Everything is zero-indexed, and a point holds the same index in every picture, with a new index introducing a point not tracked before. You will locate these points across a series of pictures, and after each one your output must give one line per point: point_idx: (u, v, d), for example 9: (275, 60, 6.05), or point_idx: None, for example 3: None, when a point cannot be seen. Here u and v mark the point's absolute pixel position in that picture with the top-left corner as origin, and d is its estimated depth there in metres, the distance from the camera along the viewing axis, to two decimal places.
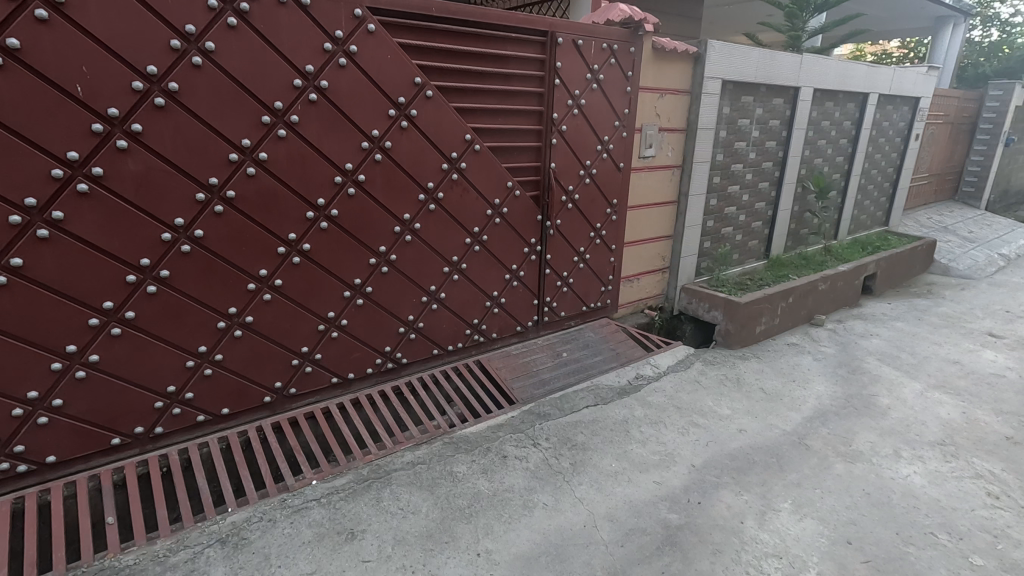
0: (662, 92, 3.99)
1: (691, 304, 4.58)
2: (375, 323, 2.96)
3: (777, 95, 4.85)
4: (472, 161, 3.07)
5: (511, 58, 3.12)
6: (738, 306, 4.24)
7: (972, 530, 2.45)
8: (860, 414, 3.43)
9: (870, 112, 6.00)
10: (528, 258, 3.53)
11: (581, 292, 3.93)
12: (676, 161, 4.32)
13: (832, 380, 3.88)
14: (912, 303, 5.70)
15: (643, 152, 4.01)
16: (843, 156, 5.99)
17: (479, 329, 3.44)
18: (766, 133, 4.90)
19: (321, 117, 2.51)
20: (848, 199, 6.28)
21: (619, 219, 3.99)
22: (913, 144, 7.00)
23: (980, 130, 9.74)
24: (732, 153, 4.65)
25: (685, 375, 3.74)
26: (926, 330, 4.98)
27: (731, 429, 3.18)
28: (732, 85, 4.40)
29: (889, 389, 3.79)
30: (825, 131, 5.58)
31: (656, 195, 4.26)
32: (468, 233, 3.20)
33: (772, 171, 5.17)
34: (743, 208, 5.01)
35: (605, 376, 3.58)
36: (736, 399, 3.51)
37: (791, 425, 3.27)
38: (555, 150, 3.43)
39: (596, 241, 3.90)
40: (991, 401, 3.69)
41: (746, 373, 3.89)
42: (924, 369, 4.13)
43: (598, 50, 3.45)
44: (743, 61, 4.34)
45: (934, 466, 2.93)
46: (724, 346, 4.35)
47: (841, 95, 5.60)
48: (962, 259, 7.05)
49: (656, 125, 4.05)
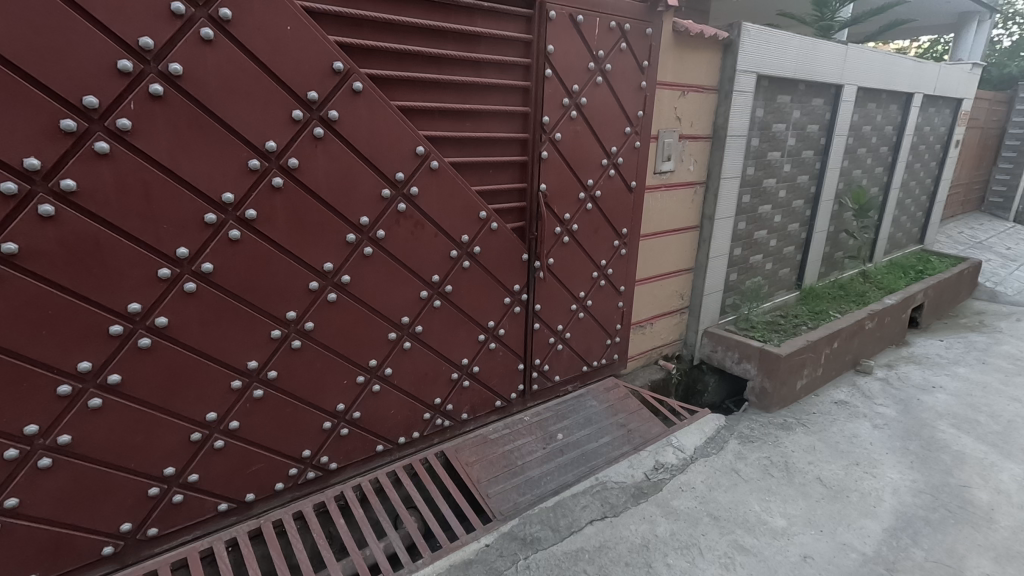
0: (684, 89, 3.10)
1: (716, 352, 3.70)
2: (285, 421, 2.06)
3: (817, 94, 3.98)
4: (427, 184, 2.16)
5: (483, 40, 2.23)
6: (779, 360, 3.34)
7: None
8: (957, 522, 2.52)
9: (913, 115, 5.13)
10: (510, 311, 2.64)
11: (579, 348, 3.06)
12: (700, 176, 3.42)
13: (906, 462, 2.98)
14: (968, 340, 4.81)
15: (660, 166, 3.12)
16: (882, 166, 5.12)
17: (443, 410, 2.54)
18: (803, 141, 4.02)
19: (173, 121, 1.59)
20: (887, 215, 5.41)
21: (629, 253, 3.11)
22: (952, 152, 6.16)
23: (1008, 136, 8.94)
24: (764, 166, 3.77)
25: (717, 462, 2.85)
26: (997, 378, 4.08)
27: (791, 557, 2.27)
28: (767, 82, 3.52)
29: (982, 475, 2.89)
30: (866, 138, 4.72)
31: (675, 220, 3.37)
32: (424, 283, 2.29)
33: (807, 186, 4.29)
34: (774, 231, 4.12)
35: (614, 468, 2.68)
36: (789, 500, 2.61)
37: (871, 545, 2.36)
38: (546, 166, 2.54)
39: (600, 283, 3.02)
40: None
41: (795, 454, 2.99)
42: (1016, 440, 3.23)
43: (605, 30, 2.57)
44: (782, 51, 3.46)
45: None
46: (759, 409, 3.45)
47: (883, 95, 4.73)
48: (1009, 282, 6.18)
49: (676, 131, 3.16)
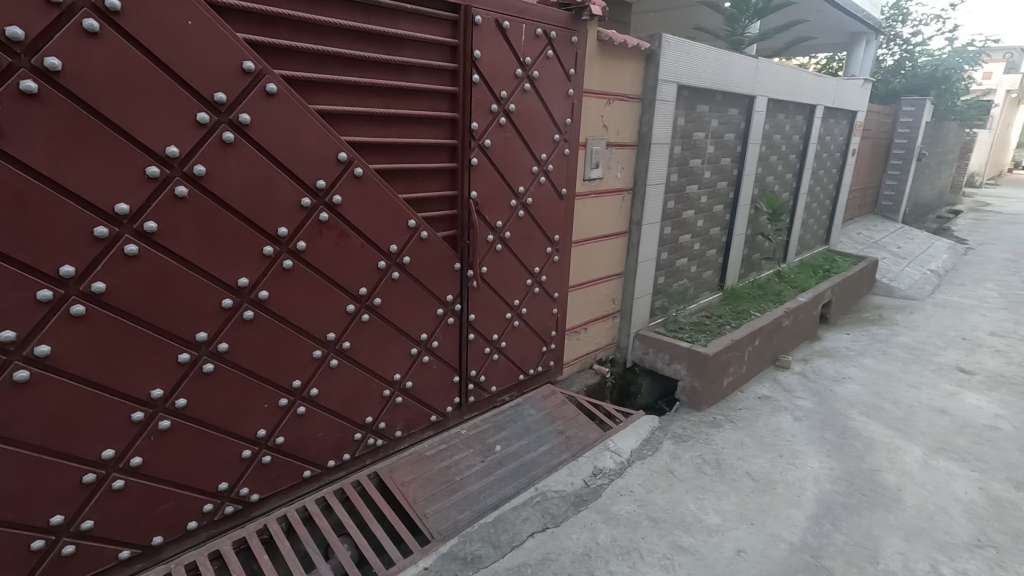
0: (610, 97, 3.16)
1: (648, 354, 3.77)
2: (198, 452, 1.87)
3: (733, 104, 4.18)
4: (352, 193, 2.05)
5: (408, 44, 2.16)
6: (707, 360, 3.46)
7: None
8: (871, 505, 2.69)
9: (816, 125, 5.52)
10: (443, 322, 2.56)
11: (514, 357, 3.03)
12: (628, 182, 3.49)
13: (825, 451, 3.15)
14: (871, 333, 5.20)
15: (589, 173, 3.16)
16: (792, 172, 5.47)
17: (375, 429, 2.41)
18: (721, 149, 4.21)
19: (52, 122, 1.40)
20: (797, 218, 5.78)
21: (562, 259, 3.12)
22: (850, 159, 6.69)
23: (896, 145, 9.84)
24: (687, 173, 3.91)
25: (653, 464, 2.91)
26: (897, 367, 4.43)
27: (726, 552, 2.32)
28: (687, 92, 3.65)
29: (890, 458, 3.11)
30: (776, 146, 5.02)
31: (605, 226, 3.42)
32: (352, 297, 2.17)
33: (726, 192, 4.50)
34: (698, 235, 4.29)
35: (554, 477, 2.66)
36: (722, 496, 2.69)
37: (798, 534, 2.46)
38: (476, 173, 2.50)
39: (534, 290, 3.00)
40: (1005, 466, 3.06)
41: (725, 450, 3.10)
42: (916, 424, 3.50)
43: (531, 37, 2.57)
44: (699, 62, 3.60)
45: None
46: (690, 408, 3.55)
47: (790, 106, 5.06)
48: (902, 278, 6.77)
49: (604, 138, 3.21)
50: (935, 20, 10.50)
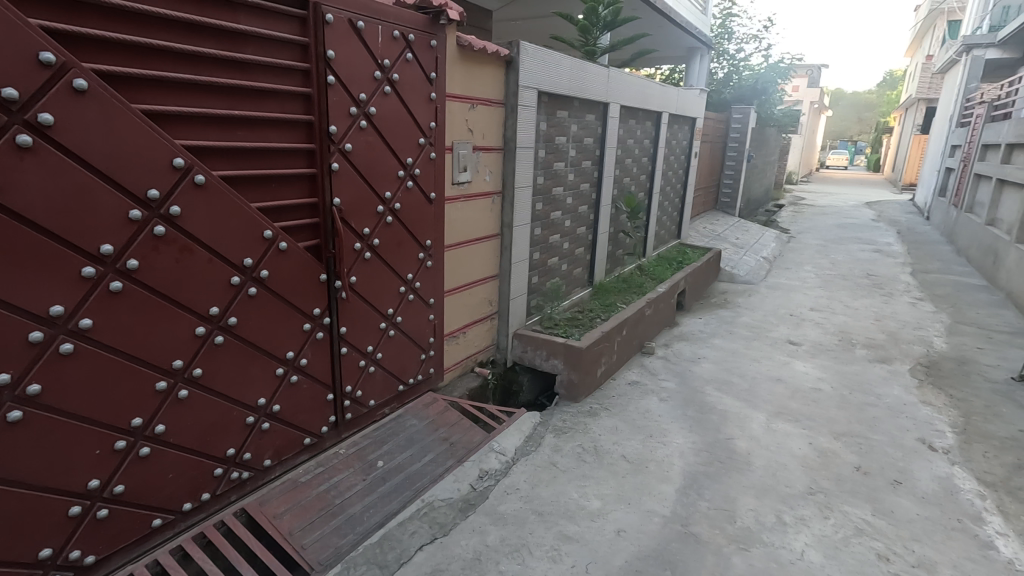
0: (473, 102, 3.19)
1: (527, 352, 3.87)
2: (7, 517, 1.57)
3: (589, 110, 4.44)
4: (193, 202, 1.85)
5: (250, 40, 2.00)
6: (581, 353, 3.62)
7: None
8: (727, 470, 2.99)
9: (663, 131, 6.05)
10: (311, 337, 2.41)
11: (392, 368, 2.94)
12: (496, 186, 3.55)
13: (687, 427, 3.46)
14: (719, 316, 5.81)
15: (457, 177, 3.16)
16: (645, 174, 5.94)
17: (239, 461, 2.20)
18: (582, 152, 4.45)
19: None
20: (653, 215, 6.29)
21: (436, 264, 3.09)
22: (694, 161, 7.42)
23: (729, 148, 11.12)
24: (552, 175, 4.07)
25: (537, 459, 2.98)
26: (742, 344, 4.99)
27: (607, 534, 2.45)
28: (546, 98, 3.81)
29: (740, 426, 3.49)
30: (630, 150, 5.42)
31: (477, 229, 3.45)
32: (201, 318, 1.95)
33: (589, 193, 4.76)
34: (566, 235, 4.49)
35: (440, 485, 2.62)
36: (601, 481, 2.83)
37: (669, 506, 2.67)
38: (338, 178, 2.38)
39: (408, 298, 2.94)
40: (827, 422, 3.57)
41: (602, 436, 3.27)
42: (758, 393, 3.97)
43: (388, 39, 2.51)
44: (556, 70, 3.77)
45: (820, 530, 2.54)
46: (569, 400, 3.70)
47: (640, 113, 5.49)
48: (741, 266, 7.66)
49: (470, 142, 3.24)
50: (753, 39, 12.05)
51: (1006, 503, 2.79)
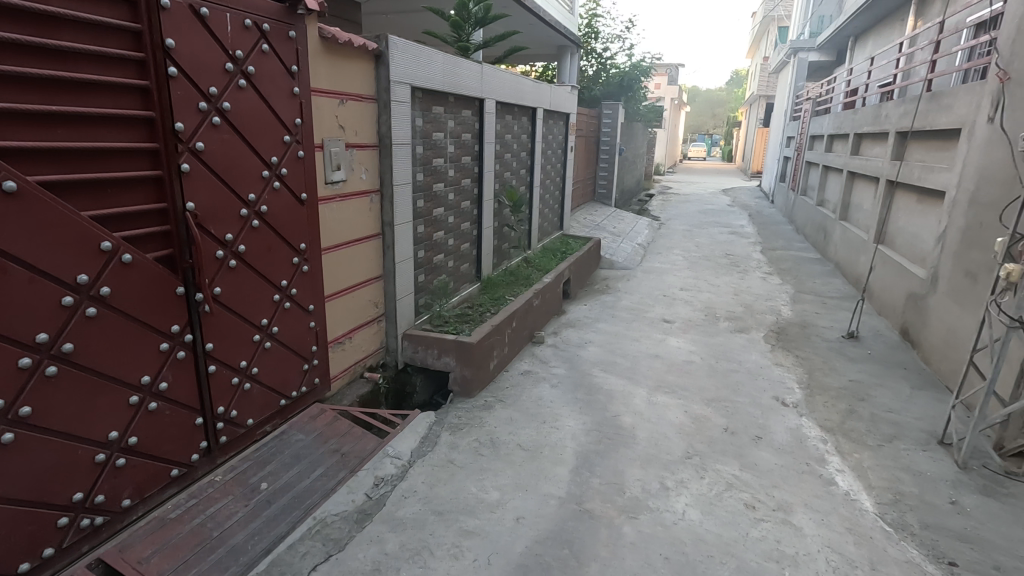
0: (342, 97, 3.06)
1: (418, 352, 3.80)
2: None
3: (465, 106, 4.45)
4: (4, 213, 1.59)
5: (68, 25, 1.75)
6: (473, 348, 3.63)
7: (760, 563, 2.29)
8: (615, 446, 3.17)
9: (539, 126, 6.23)
10: (171, 357, 2.18)
11: (270, 382, 2.75)
12: (374, 184, 3.44)
13: (577, 409, 3.61)
14: (602, 301, 6.14)
15: (330, 176, 3.01)
16: (525, 168, 6.09)
17: (90, 505, 1.94)
18: (460, 148, 4.45)
19: None
20: (535, 208, 6.47)
21: (312, 269, 2.93)
22: (570, 155, 7.74)
23: (603, 142, 11.74)
24: (432, 172, 4.03)
25: (434, 459, 2.95)
26: (623, 326, 5.31)
27: (507, 523, 2.49)
28: (420, 94, 3.75)
29: (624, 403, 3.71)
30: (509, 145, 5.52)
31: (356, 229, 3.32)
32: (25, 348, 1.69)
33: (471, 188, 4.78)
34: (451, 231, 4.47)
35: (332, 500, 2.50)
36: (499, 472, 2.87)
37: (564, 487, 2.77)
38: (190, 181, 2.17)
39: (284, 306, 2.76)
40: (699, 390, 3.92)
41: (498, 428, 3.32)
42: (639, 371, 4.25)
43: (239, 28, 2.33)
44: (428, 65, 3.72)
45: (697, 490, 2.77)
46: (463, 396, 3.70)
47: (516, 108, 5.60)
48: (619, 252, 8.14)
49: (341, 139, 3.10)
50: (617, 39, 12.79)
51: (842, 444, 3.24)
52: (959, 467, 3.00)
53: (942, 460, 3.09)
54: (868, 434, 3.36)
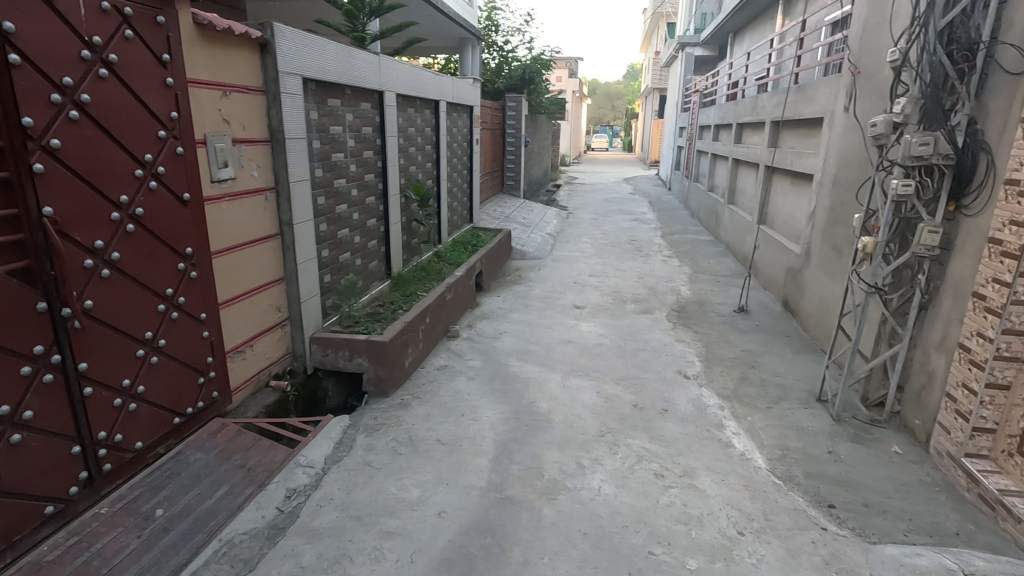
0: (225, 89, 2.86)
1: (327, 356, 3.65)
2: None
3: (363, 99, 4.31)
4: None
5: None
6: (385, 347, 3.54)
7: (670, 527, 2.44)
8: (533, 431, 3.24)
9: (443, 119, 6.17)
10: (35, 381, 1.96)
11: (160, 400, 2.54)
12: (268, 181, 3.24)
13: (495, 400, 3.64)
14: (515, 292, 6.22)
15: (216, 174, 2.81)
16: (431, 162, 6.02)
17: None
18: (361, 142, 4.31)
19: None
20: (443, 202, 6.42)
21: (202, 275, 2.73)
22: (476, 148, 7.74)
23: (508, 134, 11.86)
24: (332, 167, 3.87)
25: (350, 464, 2.86)
26: (536, 315, 5.42)
27: (429, 519, 2.47)
28: (314, 86, 3.58)
29: (540, 389, 3.80)
30: (412, 138, 5.42)
31: (251, 230, 3.12)
32: None
33: (375, 184, 4.65)
34: (356, 228, 4.33)
35: (239, 520, 2.35)
36: (418, 469, 2.84)
37: (485, 477, 2.79)
38: (45, 183, 1.96)
39: (170, 316, 2.57)
40: (610, 371, 4.09)
41: (416, 426, 3.27)
42: (553, 357, 4.36)
43: (95, 12, 2.11)
44: (321, 55, 3.55)
45: (611, 465, 2.90)
46: (378, 397, 3.61)
47: (417, 101, 5.51)
48: (530, 243, 8.27)
49: (227, 135, 2.89)
50: (517, 32, 12.93)
51: (738, 409, 3.53)
52: (833, 420, 3.37)
53: (820, 415, 3.45)
54: (759, 398, 3.68)
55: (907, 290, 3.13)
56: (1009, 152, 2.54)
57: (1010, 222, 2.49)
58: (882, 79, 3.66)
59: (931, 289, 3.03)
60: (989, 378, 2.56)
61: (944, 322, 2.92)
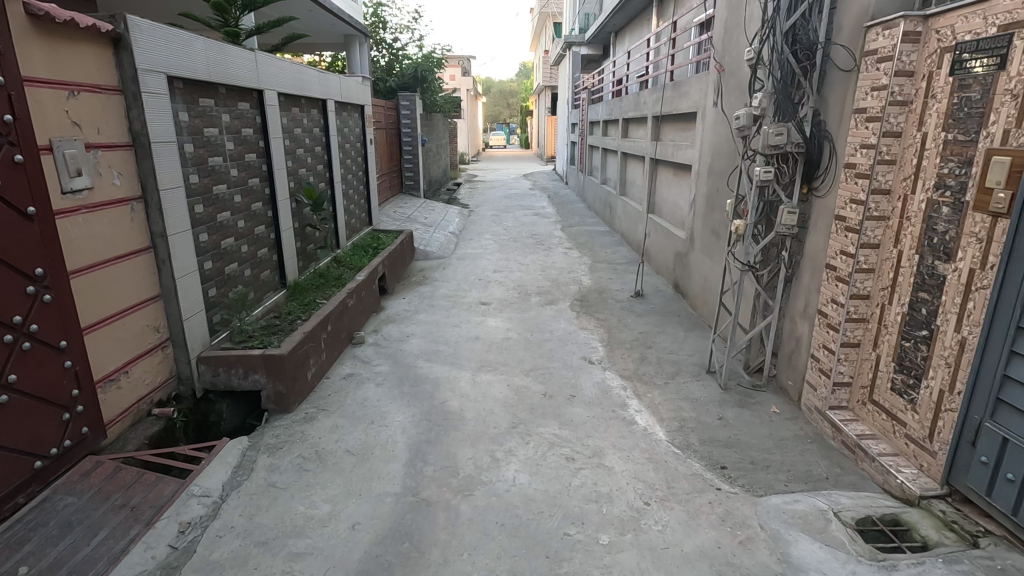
0: (72, 88, 2.55)
1: (218, 376, 3.38)
2: None
3: (240, 98, 4.03)
4: None
5: None
6: (283, 360, 3.35)
7: (582, 506, 2.54)
8: (445, 431, 3.23)
9: (332, 118, 5.93)
10: None
11: (14, 444, 2.25)
12: (133, 190, 2.94)
13: (404, 403, 3.58)
14: (420, 293, 6.14)
15: (68, 183, 2.51)
16: (322, 164, 5.77)
17: None
18: (241, 144, 4.04)
19: None
20: (339, 205, 6.18)
21: (58, 297, 2.44)
22: (370, 148, 7.53)
23: (404, 133, 11.65)
24: (209, 172, 3.59)
25: (252, 488, 2.68)
26: (443, 314, 5.38)
27: (342, 533, 2.38)
28: (181, 84, 3.30)
29: (451, 388, 3.79)
30: (299, 140, 5.16)
31: (116, 245, 2.82)
32: None
33: (261, 188, 4.38)
34: (242, 237, 4.05)
35: (124, 565, 2.14)
36: (327, 484, 2.72)
37: (398, 482, 2.74)
38: None
39: (21, 347, 2.27)
40: (518, 363, 4.17)
41: (323, 439, 3.13)
42: (462, 354, 4.36)
43: None
44: (187, 51, 3.27)
45: (524, 455, 2.97)
46: (279, 413, 3.42)
47: (302, 100, 5.25)
48: (432, 242, 8.19)
49: (78, 139, 2.59)
50: (406, 29, 12.71)
51: (639, 388, 3.74)
52: (721, 389, 3.67)
53: (710, 385, 3.74)
54: (656, 375, 3.93)
55: (775, 266, 3.47)
56: (846, 139, 2.89)
57: (850, 200, 2.84)
58: (742, 75, 4.02)
59: (794, 263, 3.38)
60: (844, 338, 2.91)
61: (806, 292, 3.28)
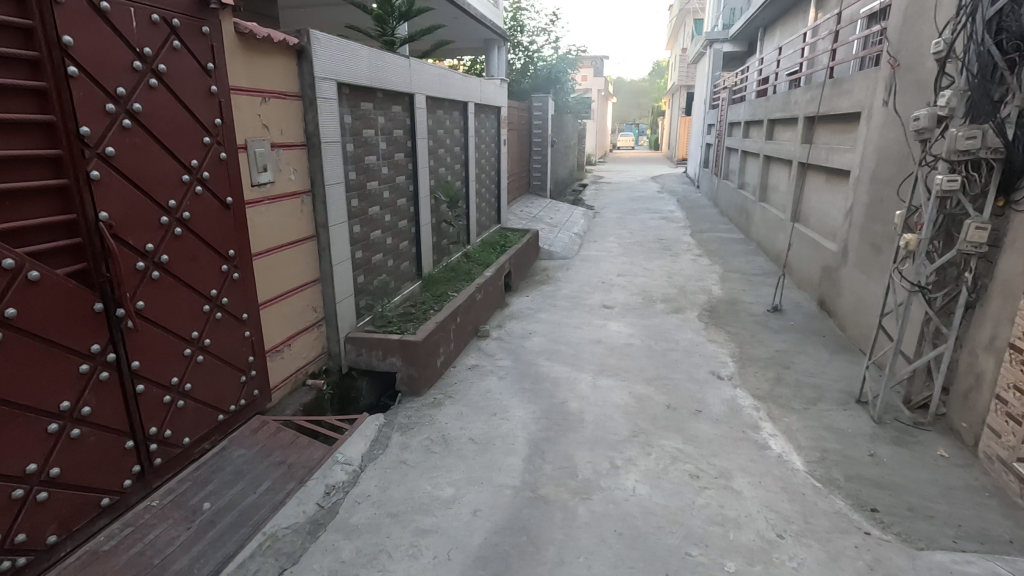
0: (264, 95, 2.94)
1: (361, 355, 3.70)
2: None
3: (394, 101, 4.37)
4: None
5: None
6: (418, 347, 3.58)
7: (706, 528, 2.42)
8: (564, 431, 3.24)
9: (471, 120, 6.21)
10: (95, 379, 2.09)
11: (205, 398, 2.65)
12: (304, 185, 3.32)
13: (525, 399, 3.65)
14: (543, 292, 6.22)
15: (256, 177, 2.89)
16: (459, 163, 6.06)
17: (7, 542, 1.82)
18: (392, 145, 4.37)
19: None
20: (472, 203, 6.45)
21: (243, 275, 2.82)
22: (503, 148, 7.77)
23: (534, 134, 11.87)
24: (364, 170, 3.94)
25: (386, 462, 2.91)
26: (565, 315, 5.41)
27: (463, 517, 2.50)
28: (347, 90, 3.65)
29: (570, 389, 3.79)
30: (441, 140, 5.47)
31: (288, 232, 3.20)
32: None
33: (406, 186, 4.71)
34: (387, 230, 4.39)
35: (281, 515, 2.42)
36: (451, 468, 2.87)
37: (518, 476, 2.81)
38: (101, 189, 2.08)
39: (215, 316, 2.67)
40: (640, 371, 4.06)
41: (448, 425, 3.31)
42: (583, 356, 4.35)
43: (147, 24, 2.22)
44: (355, 60, 3.62)
45: (645, 466, 2.89)
46: (411, 396, 3.66)
47: (446, 103, 5.55)
48: (557, 242, 8.25)
49: (266, 139, 2.97)
50: (542, 32, 12.94)
51: (773, 410, 3.46)
52: (874, 422, 3.28)
53: (860, 416, 3.36)
54: (795, 399, 3.61)
55: (953, 289, 3.02)
56: None
57: None
58: (924, 71, 3.56)
59: (979, 287, 2.93)
60: None
61: (993, 321, 2.82)
